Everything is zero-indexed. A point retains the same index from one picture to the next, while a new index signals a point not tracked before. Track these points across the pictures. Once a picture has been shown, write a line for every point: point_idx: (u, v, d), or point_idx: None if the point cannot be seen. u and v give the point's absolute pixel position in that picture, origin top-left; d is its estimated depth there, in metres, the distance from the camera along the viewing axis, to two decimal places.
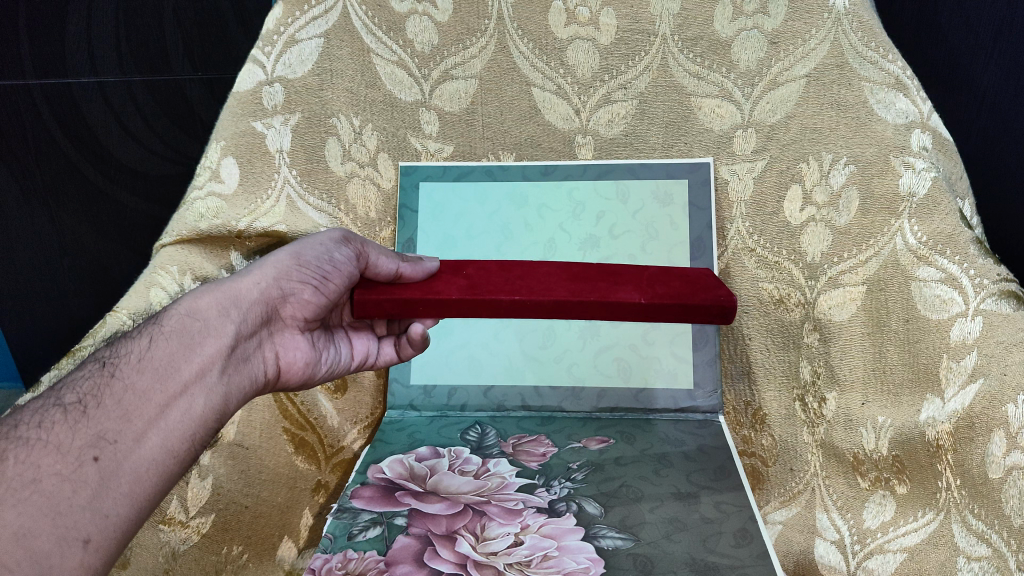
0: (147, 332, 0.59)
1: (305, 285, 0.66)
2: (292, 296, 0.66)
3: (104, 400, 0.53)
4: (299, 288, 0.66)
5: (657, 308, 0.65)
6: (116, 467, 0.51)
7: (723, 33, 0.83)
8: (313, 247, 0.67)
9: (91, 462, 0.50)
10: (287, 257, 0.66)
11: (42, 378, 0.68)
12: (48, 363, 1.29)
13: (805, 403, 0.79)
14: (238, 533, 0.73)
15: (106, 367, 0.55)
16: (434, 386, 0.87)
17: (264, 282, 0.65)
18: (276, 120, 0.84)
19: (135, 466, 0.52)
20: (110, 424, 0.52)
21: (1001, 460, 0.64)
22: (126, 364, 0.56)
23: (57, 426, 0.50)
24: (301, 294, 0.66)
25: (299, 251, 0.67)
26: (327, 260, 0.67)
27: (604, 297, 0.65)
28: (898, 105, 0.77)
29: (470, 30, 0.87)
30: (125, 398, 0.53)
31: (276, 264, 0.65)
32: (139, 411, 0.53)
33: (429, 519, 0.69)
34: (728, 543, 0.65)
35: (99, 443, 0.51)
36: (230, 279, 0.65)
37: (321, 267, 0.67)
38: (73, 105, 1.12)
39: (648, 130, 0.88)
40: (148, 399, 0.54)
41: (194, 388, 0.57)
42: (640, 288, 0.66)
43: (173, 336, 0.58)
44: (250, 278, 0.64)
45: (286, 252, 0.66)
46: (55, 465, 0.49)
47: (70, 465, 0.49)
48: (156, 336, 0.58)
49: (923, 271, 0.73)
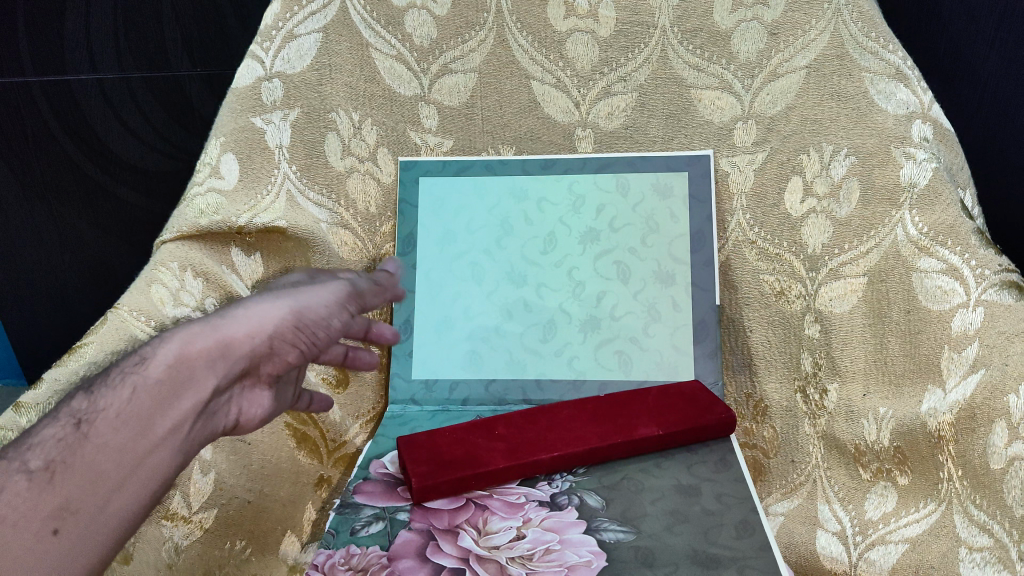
0: (130, 378, 0.53)
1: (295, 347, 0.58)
2: (279, 353, 0.58)
3: (73, 463, 0.49)
4: (288, 349, 0.58)
5: (664, 448, 0.75)
6: (79, 538, 0.48)
7: (723, 25, 0.83)
8: (316, 308, 0.58)
9: (52, 536, 0.47)
10: (287, 311, 0.57)
11: (42, 377, 0.63)
12: (52, 359, 1.29)
13: (806, 396, 0.79)
14: (241, 528, 0.72)
15: (82, 423, 0.51)
16: (435, 380, 0.88)
17: (259, 335, 0.56)
18: (275, 115, 0.83)
19: (99, 535, 0.49)
20: (75, 490, 0.49)
21: (1003, 450, 0.64)
22: (102, 419, 0.52)
23: (20, 495, 0.47)
24: (288, 355, 0.58)
25: (303, 311, 0.58)
26: (327, 326, 0.59)
27: (629, 437, 0.73)
28: (899, 95, 0.77)
29: (469, 24, 0.87)
30: (95, 460, 0.50)
31: (275, 317, 0.57)
32: (106, 476, 0.50)
33: (432, 513, 0.68)
34: (729, 535, 0.65)
35: (62, 514, 0.48)
36: (227, 319, 0.56)
37: (317, 336, 0.59)
38: (71, 101, 1.12)
39: (648, 123, 0.87)
40: (119, 463, 0.51)
41: (162, 450, 0.52)
42: (654, 420, 0.75)
43: (153, 390, 0.53)
44: (247, 325, 0.56)
45: (286, 307, 0.57)
46: (14, 540, 0.46)
47: (30, 540, 0.46)
48: (139, 388, 0.53)
49: (925, 262, 0.73)
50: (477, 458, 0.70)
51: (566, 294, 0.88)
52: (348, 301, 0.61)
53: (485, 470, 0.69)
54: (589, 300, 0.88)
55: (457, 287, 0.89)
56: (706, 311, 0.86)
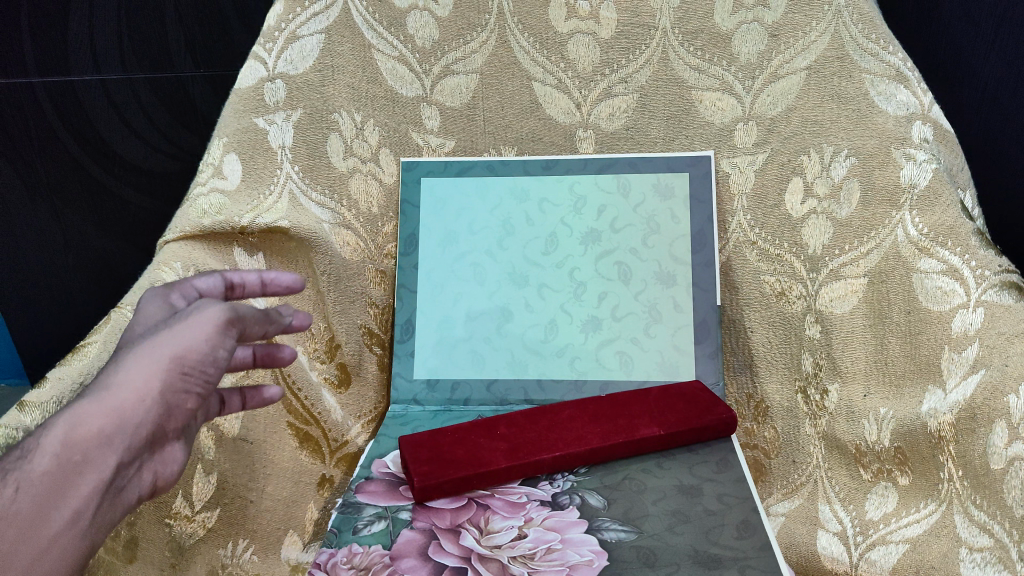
0: (13, 477, 0.47)
1: (190, 393, 0.51)
2: (176, 407, 0.51)
3: None
4: (183, 398, 0.51)
5: (665, 448, 0.75)
6: None
7: (724, 26, 0.83)
8: (197, 348, 0.50)
9: None
10: (166, 360, 0.49)
11: (46, 376, 0.61)
12: (54, 360, 1.30)
13: (807, 396, 0.79)
14: (242, 528, 0.72)
15: None
16: (437, 380, 0.88)
17: (145, 397, 0.48)
18: (278, 116, 0.84)
19: None
20: None
21: (1002, 450, 0.63)
22: None
23: None
24: (184, 403, 0.51)
25: (181, 356, 0.49)
26: (214, 361, 0.51)
27: (630, 437, 0.73)
28: (899, 96, 0.77)
29: (470, 25, 0.87)
30: None
31: (155, 373, 0.48)
32: None
33: (434, 512, 0.68)
34: (730, 535, 0.65)
35: None
36: (102, 385, 0.48)
37: (208, 375, 0.51)
38: (74, 101, 1.12)
39: (649, 124, 0.88)
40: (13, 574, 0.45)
41: (64, 546, 0.47)
42: (655, 420, 0.75)
43: (41, 485, 0.46)
44: (128, 389, 0.48)
45: (164, 357, 0.49)
46: None
47: None
48: (20, 489, 0.46)
49: (925, 263, 0.73)
50: (478, 458, 0.70)
51: (567, 294, 0.88)
52: (229, 328, 0.52)
53: (487, 470, 0.69)
54: (590, 301, 0.88)
55: (459, 287, 0.90)
56: (706, 312, 0.86)
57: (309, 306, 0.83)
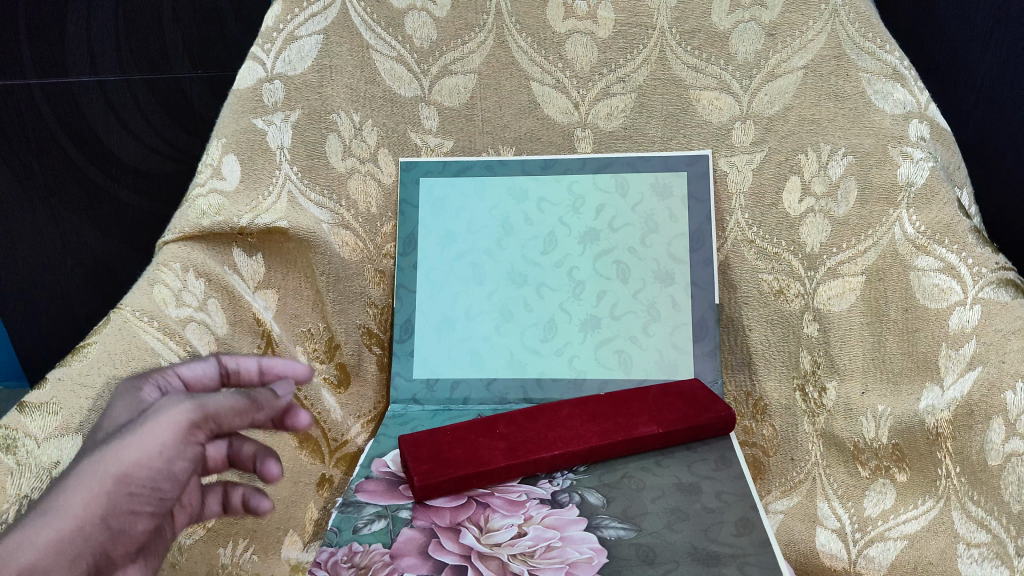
0: None
1: (143, 514, 0.43)
2: (127, 532, 0.42)
3: None
4: (135, 521, 0.42)
5: (664, 446, 0.75)
6: None
7: (721, 25, 0.84)
8: (149, 462, 0.42)
9: None
10: (111, 480, 0.41)
11: (46, 377, 0.60)
12: (54, 362, 1.30)
13: (805, 393, 0.79)
14: (243, 527, 0.71)
15: None
16: (436, 380, 0.88)
17: (84, 524, 0.40)
18: (277, 117, 0.84)
19: None
20: None
21: (1000, 447, 0.63)
22: None
23: None
24: (137, 528, 0.43)
25: (128, 472, 0.41)
26: (173, 474, 0.43)
27: (629, 435, 0.73)
28: (895, 95, 0.77)
29: (468, 25, 0.88)
30: None
31: (98, 495, 0.40)
32: None
33: (434, 511, 0.68)
34: (729, 532, 0.66)
35: None
36: (33, 519, 0.40)
37: (164, 491, 0.43)
38: (73, 103, 1.12)
39: (646, 124, 0.88)
40: None
41: None
42: (654, 418, 0.75)
43: None
44: (68, 518, 0.40)
45: (108, 477, 0.41)
46: None
47: None
48: None
49: (922, 261, 0.73)
50: (478, 456, 0.71)
51: (566, 293, 0.89)
52: (193, 432, 0.44)
53: (486, 469, 0.69)
54: (589, 299, 0.88)
55: (458, 286, 0.90)
56: (704, 310, 0.86)
57: (309, 306, 0.84)
